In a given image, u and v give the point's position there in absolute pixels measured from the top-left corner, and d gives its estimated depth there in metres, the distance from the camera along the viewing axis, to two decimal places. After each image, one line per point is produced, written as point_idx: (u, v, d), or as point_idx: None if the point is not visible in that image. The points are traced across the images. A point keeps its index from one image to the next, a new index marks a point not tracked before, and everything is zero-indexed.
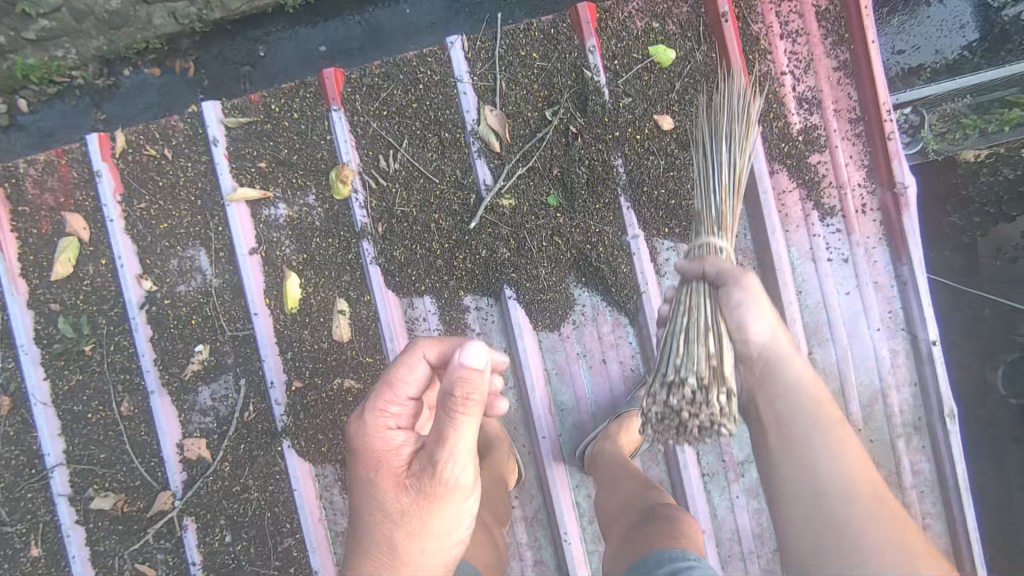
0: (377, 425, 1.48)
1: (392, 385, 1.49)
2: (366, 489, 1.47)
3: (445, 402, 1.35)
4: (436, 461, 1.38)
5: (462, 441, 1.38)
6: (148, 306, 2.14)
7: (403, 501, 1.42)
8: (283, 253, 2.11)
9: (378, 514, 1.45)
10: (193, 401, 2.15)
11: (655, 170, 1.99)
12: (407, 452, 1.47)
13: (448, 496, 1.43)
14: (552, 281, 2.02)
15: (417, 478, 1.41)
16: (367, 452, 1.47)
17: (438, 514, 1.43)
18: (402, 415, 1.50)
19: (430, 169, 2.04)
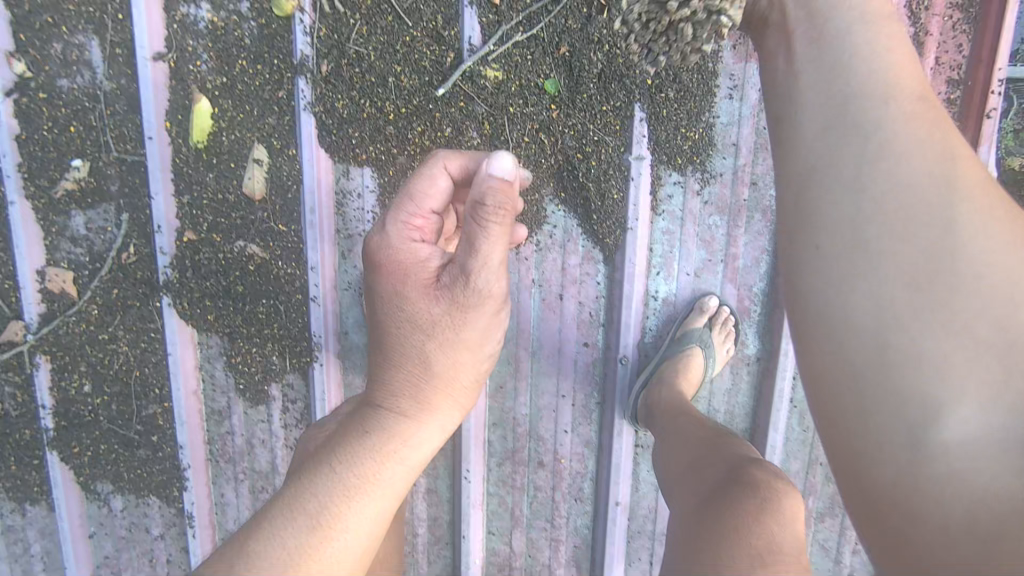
0: (398, 238, 1.08)
1: (411, 197, 1.09)
2: (388, 308, 1.06)
3: (480, 212, 0.99)
4: (466, 273, 1.01)
5: (496, 253, 1.01)
6: (17, 96, 1.66)
7: (434, 310, 1.03)
8: (197, 68, 1.63)
9: (405, 336, 1.04)
10: (65, 226, 1.76)
11: (687, 82, 1.54)
12: (434, 266, 1.06)
13: (477, 312, 1.04)
14: (524, 189, 1.63)
15: (448, 288, 1.02)
16: (387, 265, 1.07)
17: (469, 343, 1.04)
18: (428, 229, 1.10)
19: (404, 6, 1.53)
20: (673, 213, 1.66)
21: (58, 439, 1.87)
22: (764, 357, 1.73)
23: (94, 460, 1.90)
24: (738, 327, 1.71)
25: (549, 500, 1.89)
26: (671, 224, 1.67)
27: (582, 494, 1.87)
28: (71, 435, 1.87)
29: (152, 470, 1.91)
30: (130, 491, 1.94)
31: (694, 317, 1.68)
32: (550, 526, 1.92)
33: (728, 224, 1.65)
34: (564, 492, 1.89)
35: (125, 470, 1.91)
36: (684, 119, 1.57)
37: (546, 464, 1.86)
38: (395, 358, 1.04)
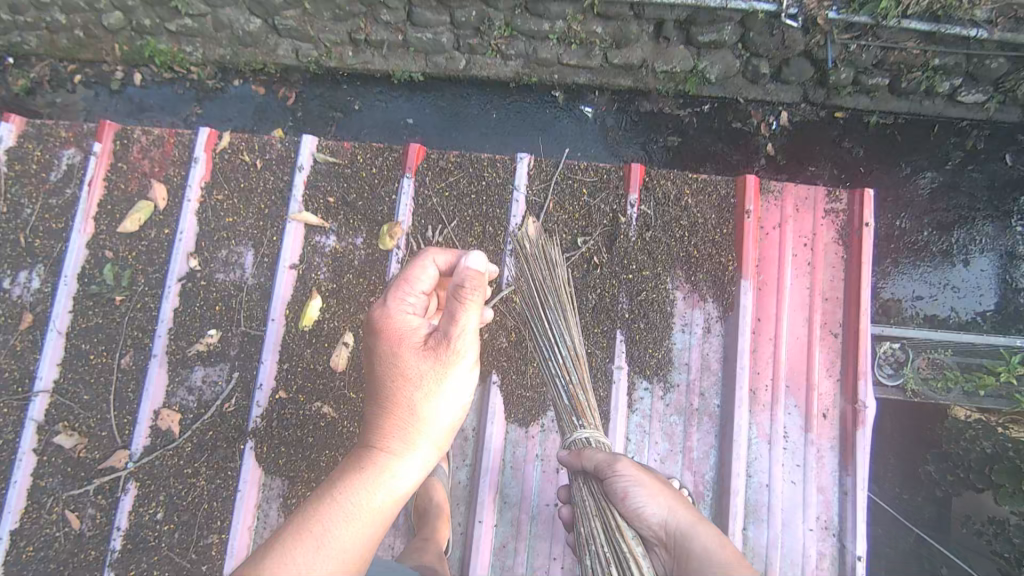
0: (395, 313, 1.57)
1: (406, 279, 1.60)
2: (388, 364, 1.52)
3: (460, 290, 1.48)
4: (449, 337, 1.50)
5: (471, 322, 1.50)
6: (185, 281, 2.38)
7: (416, 367, 1.50)
8: (316, 276, 2.37)
9: (392, 393, 1.51)
10: (184, 377, 2.32)
11: (652, 316, 2.29)
12: (421, 334, 1.54)
13: (454, 373, 1.52)
14: (536, 382, 2.25)
15: (432, 351, 1.50)
16: (386, 335, 1.55)
17: (443, 395, 1.51)
18: (418, 306, 1.61)
19: (466, 251, 2.36)
20: (643, 410, 2.25)
21: (119, 561, 2.18)
22: None
23: None
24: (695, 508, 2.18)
25: None
26: (643, 418, 2.25)
27: None
28: (132, 559, 2.19)
29: None
30: None
31: None
32: None
33: (684, 421, 2.25)
34: None
35: None
36: (651, 343, 2.28)
37: None
38: (384, 418, 1.51)
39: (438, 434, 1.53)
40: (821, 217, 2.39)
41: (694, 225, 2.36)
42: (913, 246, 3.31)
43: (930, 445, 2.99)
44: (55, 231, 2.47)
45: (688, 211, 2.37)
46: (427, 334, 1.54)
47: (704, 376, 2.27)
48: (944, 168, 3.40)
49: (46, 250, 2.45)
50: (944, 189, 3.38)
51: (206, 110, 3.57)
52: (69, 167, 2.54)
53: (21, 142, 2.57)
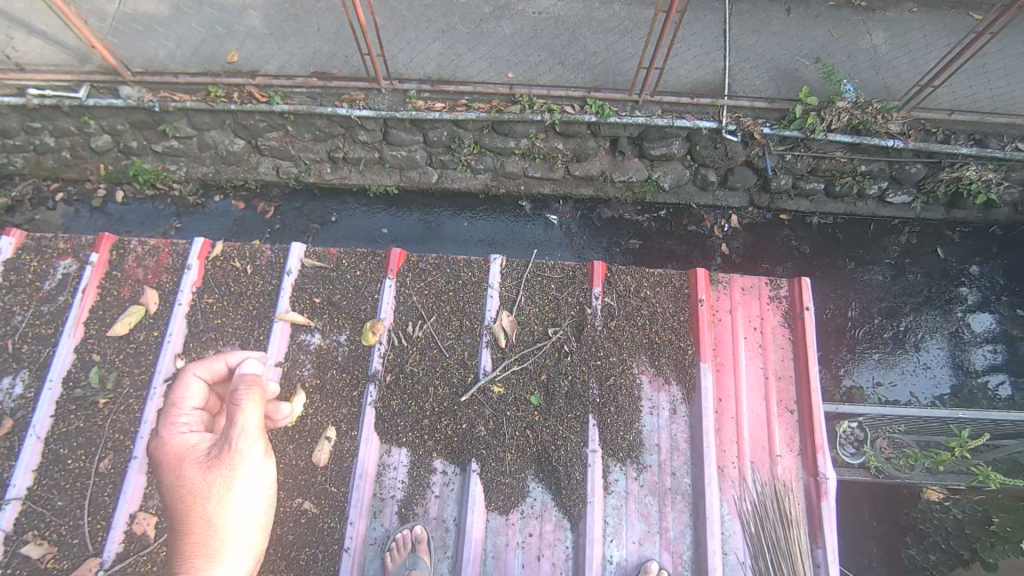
0: (175, 438, 1.71)
1: (175, 405, 1.76)
2: (173, 489, 1.62)
3: (236, 395, 1.69)
4: (228, 442, 1.66)
5: (249, 420, 1.68)
6: (171, 382, 2.45)
7: (207, 480, 1.62)
8: (300, 372, 2.47)
9: (184, 515, 1.60)
10: (164, 479, 2.32)
11: (622, 399, 2.43)
12: (201, 449, 1.69)
13: (241, 473, 1.66)
14: (514, 468, 2.33)
15: (215, 461, 1.64)
16: (164, 460, 1.67)
17: (234, 498, 1.64)
18: (194, 423, 1.76)
19: (445, 344, 2.51)
20: (619, 492, 2.33)
21: None
22: None
23: None
24: None
25: None
26: (619, 500, 2.32)
27: None
28: None
29: None
30: None
31: None
32: None
33: (659, 502, 2.32)
34: None
35: None
36: (623, 426, 2.40)
37: None
38: (178, 542, 1.58)
39: (242, 539, 1.65)
40: (766, 305, 2.66)
41: (653, 313, 2.59)
42: (864, 332, 3.59)
43: (907, 530, 3.05)
44: (45, 337, 2.55)
45: (647, 302, 2.61)
46: (206, 447, 1.69)
47: (675, 456, 2.39)
48: (886, 263, 3.78)
49: (34, 355, 2.52)
50: (888, 284, 3.73)
51: (189, 226, 3.77)
52: (64, 275, 2.67)
53: (18, 254, 2.72)
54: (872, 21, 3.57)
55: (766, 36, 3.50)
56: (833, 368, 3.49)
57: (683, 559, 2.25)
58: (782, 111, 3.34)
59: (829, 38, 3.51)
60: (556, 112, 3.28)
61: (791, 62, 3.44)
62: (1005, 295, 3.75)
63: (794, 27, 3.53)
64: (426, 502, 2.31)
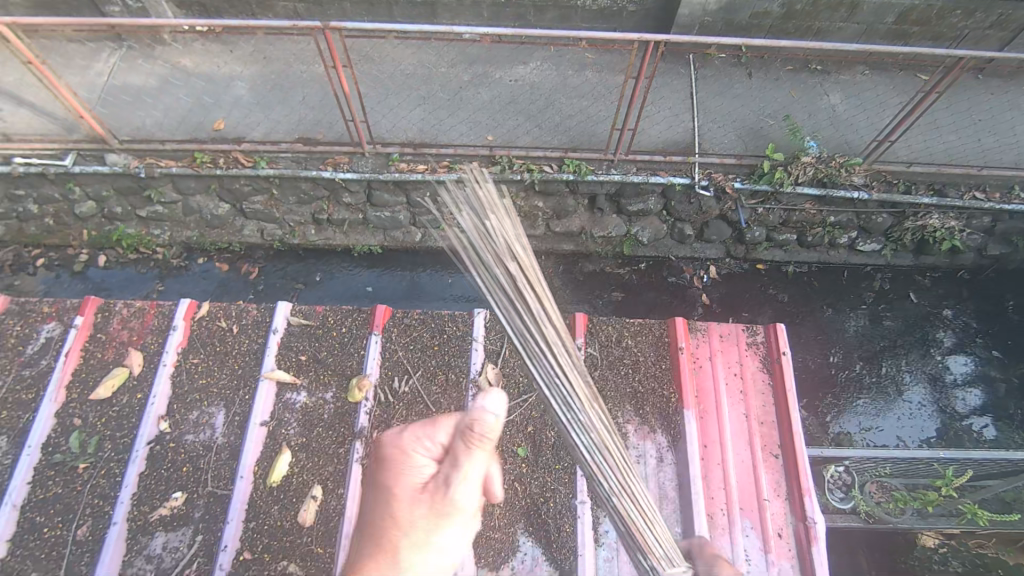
0: (414, 466, 1.63)
1: (432, 426, 1.67)
2: (380, 506, 1.60)
3: (475, 441, 1.53)
4: (449, 483, 1.57)
5: (471, 468, 1.58)
6: (153, 444, 2.42)
7: (414, 514, 1.57)
8: (286, 431, 2.46)
9: (380, 534, 1.58)
10: (144, 545, 2.24)
11: None
12: (422, 479, 1.62)
13: (455, 519, 1.61)
14: (503, 522, 2.30)
15: (430, 496, 1.58)
16: (385, 470, 1.65)
17: (437, 540, 1.59)
18: (434, 453, 1.66)
19: (431, 398, 2.53)
20: (610, 542, 2.28)
21: None
22: None
23: None
24: None
25: None
26: (610, 552, 2.27)
27: None
28: None
29: None
30: None
31: None
32: None
33: None
34: None
35: None
36: None
37: None
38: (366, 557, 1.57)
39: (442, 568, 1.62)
40: (744, 351, 2.75)
41: (635, 362, 2.66)
42: (846, 377, 3.68)
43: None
44: (24, 402, 2.51)
45: (629, 351, 2.68)
46: (431, 478, 1.62)
47: (665, 504, 2.37)
48: (863, 309, 3.92)
49: (12, 421, 2.47)
50: (862, 329, 3.86)
51: (172, 288, 3.77)
52: (47, 339, 2.66)
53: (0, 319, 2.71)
54: (828, 83, 3.85)
55: (730, 99, 3.76)
56: (818, 416, 3.54)
57: None
58: (751, 167, 3.53)
59: (790, 99, 3.78)
60: (536, 172, 3.44)
61: (757, 122, 3.68)
62: (980, 336, 3.89)
63: (755, 91, 3.79)
64: None
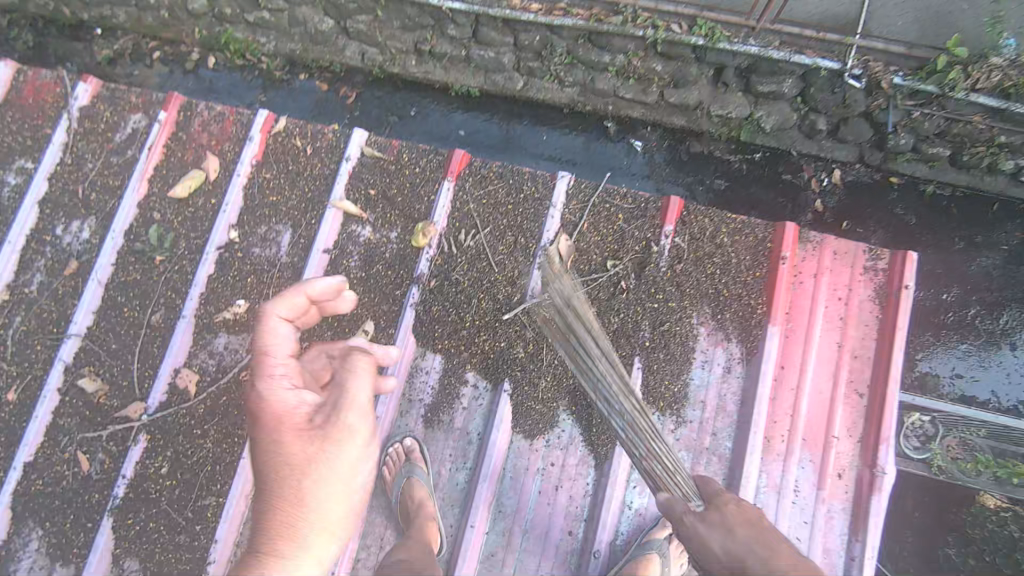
0: (274, 396, 1.42)
1: (263, 352, 1.46)
2: (277, 468, 1.37)
3: (361, 371, 1.46)
4: (337, 408, 1.41)
5: (363, 389, 1.44)
6: (222, 251, 2.46)
7: (307, 450, 1.37)
8: (347, 263, 2.41)
9: (276, 491, 1.35)
10: (208, 342, 2.38)
11: (673, 348, 2.25)
12: (302, 412, 1.42)
13: (351, 451, 1.39)
14: (546, 396, 2.24)
15: (321, 428, 1.39)
16: (264, 418, 1.41)
17: (330, 479, 1.37)
18: (292, 376, 1.47)
19: (495, 259, 2.37)
20: None
21: (119, 508, 2.23)
22: None
23: (136, 534, 2.21)
24: None
25: None
26: None
27: None
28: (131, 508, 2.23)
29: (179, 560, 2.18)
30: None
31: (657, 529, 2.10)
32: None
33: (692, 460, 2.20)
34: None
35: (158, 551, 2.19)
36: (669, 373, 2.24)
37: None
38: (264, 523, 1.33)
39: (329, 522, 1.37)
40: (859, 274, 2.34)
41: (727, 261, 2.33)
42: (977, 317, 3.11)
43: (950, 528, 2.75)
44: (111, 187, 2.58)
45: (723, 249, 2.34)
46: (309, 410, 1.42)
47: (720, 416, 2.23)
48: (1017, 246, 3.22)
49: (100, 204, 2.57)
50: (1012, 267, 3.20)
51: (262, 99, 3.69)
52: (134, 130, 2.67)
53: (93, 102, 2.72)
54: None
55: None
56: (910, 353, 3.05)
57: None
58: (922, 60, 2.87)
59: None
60: (661, 29, 2.96)
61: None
62: None
63: None
64: (452, 415, 2.27)
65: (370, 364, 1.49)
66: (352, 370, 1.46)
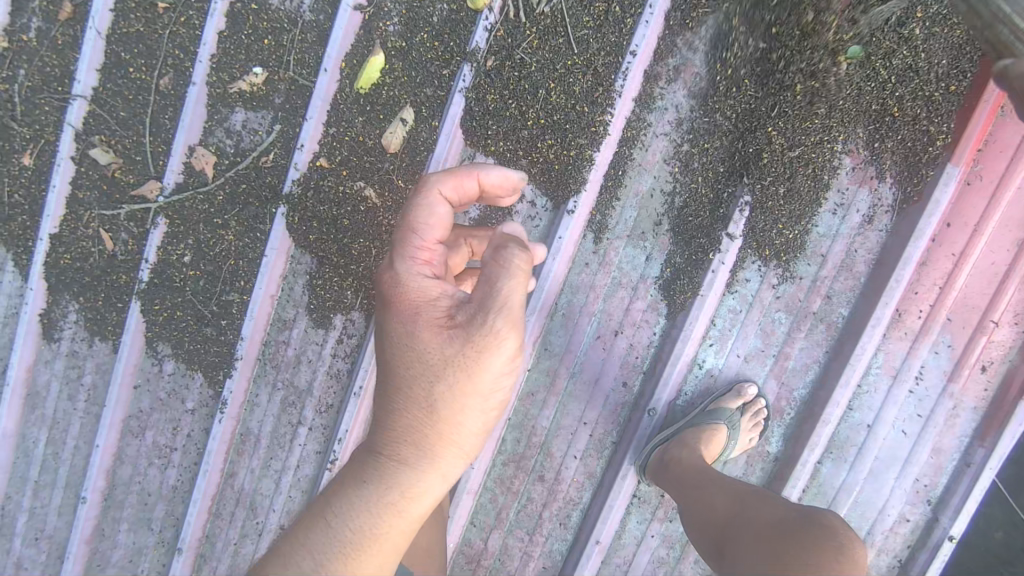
0: (411, 279, 1.14)
1: (412, 229, 1.16)
2: (407, 363, 1.12)
3: (507, 265, 1.07)
4: (485, 308, 1.06)
5: (519, 293, 1.06)
6: (235, 0, 1.94)
7: (442, 351, 1.08)
8: (385, 27, 1.86)
9: (407, 386, 1.12)
10: (224, 118, 2.01)
11: (800, 183, 1.69)
12: (443, 305, 1.12)
13: (495, 364, 1.07)
14: (622, 223, 1.82)
15: (462, 330, 1.08)
16: (395, 303, 1.14)
17: (473, 391, 1.09)
18: (436, 263, 1.17)
19: (576, 34, 1.73)
20: (743, 296, 1.80)
21: (144, 293, 2.10)
22: (782, 458, 1.84)
23: (164, 320, 2.12)
24: (767, 423, 1.82)
25: (535, 514, 2.01)
26: (738, 304, 1.80)
27: (568, 519, 1.99)
28: (156, 295, 2.10)
29: (209, 350, 2.13)
30: (183, 362, 2.17)
31: (730, 397, 1.77)
32: (527, 538, 2.02)
33: (792, 324, 1.79)
34: (551, 511, 2.00)
35: (186, 342, 2.14)
36: (786, 217, 1.71)
37: (546, 478, 1.98)
38: (395, 424, 1.13)
39: (468, 440, 1.13)
40: None
41: (909, 68, 1.58)
42: None
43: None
44: None
45: (908, 45, 1.57)
46: (451, 304, 1.12)
47: (839, 277, 1.75)
48: None
49: None
50: None
51: None
52: None
53: None
54: None
55: None
56: None
57: (792, 390, 1.82)
58: None
59: None
60: None
61: None
62: None
63: None
64: None
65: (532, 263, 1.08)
66: (505, 265, 1.07)
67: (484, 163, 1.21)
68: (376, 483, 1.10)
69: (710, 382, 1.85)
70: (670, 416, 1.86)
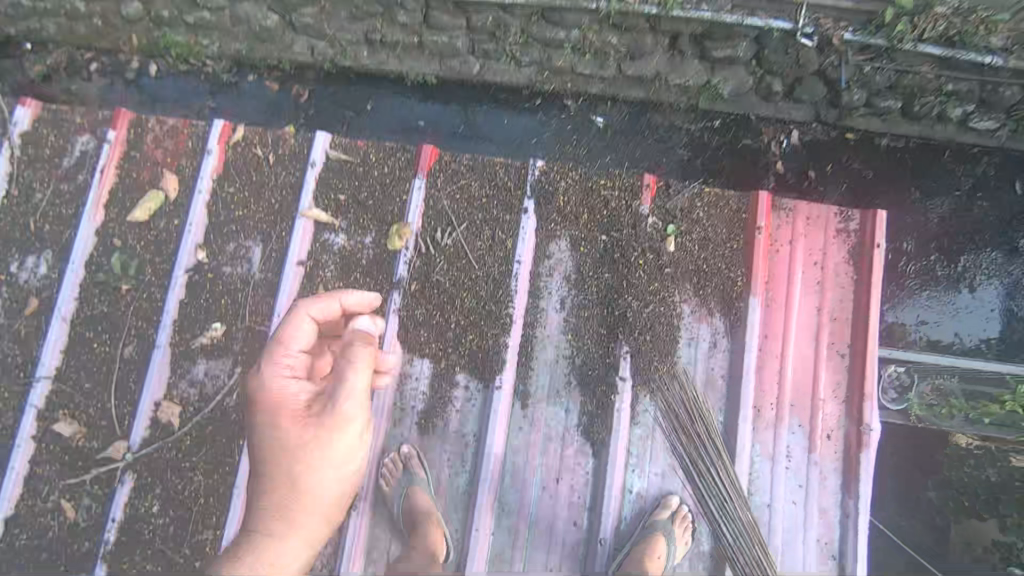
0: (276, 381, 1.58)
1: (281, 341, 1.61)
2: (273, 449, 1.56)
3: (345, 361, 1.53)
4: (335, 398, 1.53)
5: (359, 380, 1.53)
6: (192, 273, 2.38)
7: (303, 437, 1.54)
8: (323, 274, 2.36)
9: (277, 467, 1.56)
10: (187, 372, 2.30)
11: (660, 330, 2.29)
12: (302, 400, 1.59)
13: (341, 436, 1.55)
14: (540, 386, 2.28)
15: (317, 418, 1.54)
16: (264, 403, 1.58)
17: (327, 461, 1.55)
18: (298, 366, 1.62)
19: (474, 255, 2.34)
20: (646, 423, 2.26)
21: (112, 554, 2.18)
22: (717, 553, 2.19)
23: None
24: (696, 524, 2.19)
25: None
26: (644, 431, 2.26)
27: None
28: (126, 552, 2.18)
29: None
30: None
31: (660, 510, 2.16)
32: None
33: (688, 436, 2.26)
34: None
35: None
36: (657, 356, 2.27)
37: None
38: (266, 500, 1.58)
39: (324, 500, 1.59)
40: (832, 236, 2.40)
41: (704, 240, 2.36)
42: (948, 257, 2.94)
43: (929, 472, 2.68)
44: (64, 217, 2.46)
45: (699, 225, 2.37)
46: (308, 399, 1.59)
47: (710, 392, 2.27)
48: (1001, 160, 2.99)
49: (54, 236, 2.44)
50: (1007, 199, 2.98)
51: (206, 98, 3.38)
52: (82, 153, 2.53)
53: (35, 126, 2.55)
54: None
55: None
56: None
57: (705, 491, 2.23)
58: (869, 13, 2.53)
59: None
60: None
61: None
62: None
63: None
64: (446, 416, 2.25)
65: (371, 358, 1.55)
66: (346, 360, 1.52)
67: (343, 291, 1.67)
68: (253, 553, 1.51)
69: (643, 502, 2.21)
70: (620, 541, 2.17)
